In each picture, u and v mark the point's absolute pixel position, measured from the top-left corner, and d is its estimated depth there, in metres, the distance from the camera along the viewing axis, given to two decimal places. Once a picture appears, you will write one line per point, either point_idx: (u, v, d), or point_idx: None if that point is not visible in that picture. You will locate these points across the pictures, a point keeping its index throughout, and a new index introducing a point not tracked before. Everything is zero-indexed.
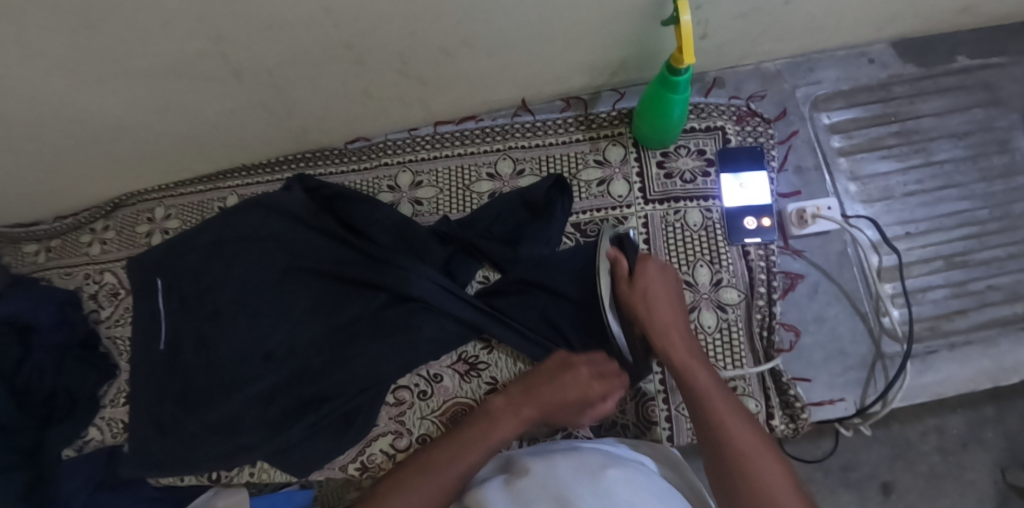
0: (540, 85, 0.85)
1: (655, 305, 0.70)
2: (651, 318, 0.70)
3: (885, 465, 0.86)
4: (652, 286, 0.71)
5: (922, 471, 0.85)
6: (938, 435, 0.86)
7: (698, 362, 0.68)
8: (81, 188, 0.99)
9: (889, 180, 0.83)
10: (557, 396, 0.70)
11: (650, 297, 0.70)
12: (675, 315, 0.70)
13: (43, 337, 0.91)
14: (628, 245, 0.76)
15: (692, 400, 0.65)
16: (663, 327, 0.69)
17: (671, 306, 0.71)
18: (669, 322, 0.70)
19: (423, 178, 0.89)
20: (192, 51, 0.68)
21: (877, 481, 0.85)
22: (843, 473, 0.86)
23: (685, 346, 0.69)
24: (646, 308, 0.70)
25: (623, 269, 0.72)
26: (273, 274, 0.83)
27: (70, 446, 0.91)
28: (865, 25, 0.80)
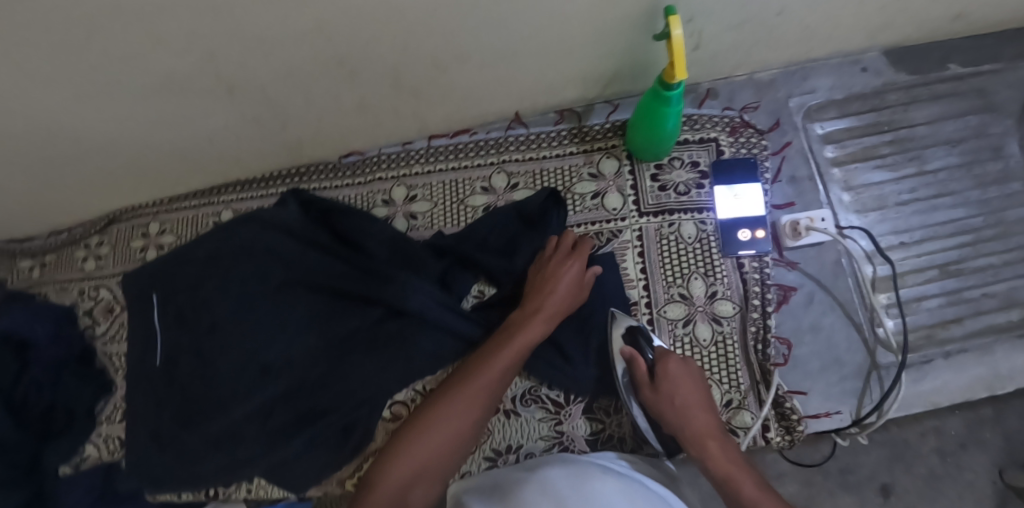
0: (533, 98, 0.85)
1: (686, 411, 0.69)
2: (685, 424, 0.69)
3: (885, 466, 0.85)
4: (678, 390, 0.70)
5: (920, 473, 0.84)
6: (935, 435, 0.85)
7: (740, 467, 0.65)
8: (75, 204, 0.99)
9: (883, 188, 0.83)
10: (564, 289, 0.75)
11: (679, 401, 0.70)
12: (708, 416, 0.69)
13: (38, 354, 0.91)
14: (642, 340, 0.75)
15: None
16: (697, 433, 0.68)
17: (703, 408, 0.70)
18: (699, 421, 0.69)
19: (418, 192, 0.89)
20: (185, 68, 0.68)
21: (876, 483, 0.84)
22: (843, 475, 0.85)
23: (723, 449, 0.67)
24: (675, 414, 0.69)
25: (641, 370, 0.72)
26: (269, 288, 0.83)
27: (67, 463, 0.90)
28: (858, 33, 0.80)
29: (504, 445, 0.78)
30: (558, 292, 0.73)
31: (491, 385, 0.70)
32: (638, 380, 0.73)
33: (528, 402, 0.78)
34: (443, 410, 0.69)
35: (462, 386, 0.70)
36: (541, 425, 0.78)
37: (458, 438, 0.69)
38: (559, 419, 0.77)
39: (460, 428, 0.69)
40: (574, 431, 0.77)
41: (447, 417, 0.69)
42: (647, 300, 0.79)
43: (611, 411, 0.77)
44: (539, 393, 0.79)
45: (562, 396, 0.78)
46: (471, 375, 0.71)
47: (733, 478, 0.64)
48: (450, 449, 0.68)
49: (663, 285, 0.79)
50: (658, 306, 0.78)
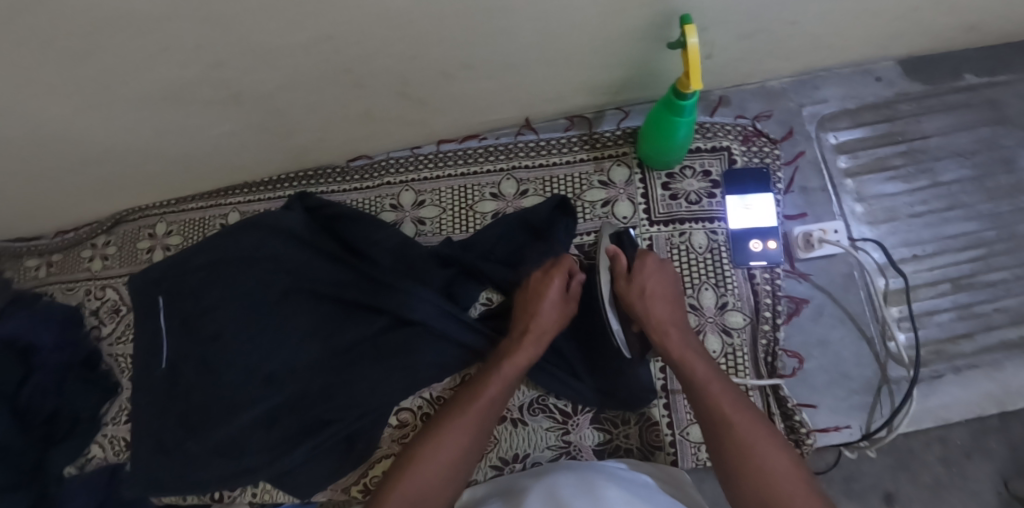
0: (542, 106, 0.84)
1: (654, 304, 0.70)
2: (648, 313, 0.69)
3: None
4: (649, 283, 0.71)
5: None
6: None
7: (701, 361, 0.67)
8: (81, 205, 0.98)
9: (895, 200, 0.82)
10: (557, 305, 0.75)
11: (648, 292, 0.70)
12: (671, 308, 0.70)
13: (41, 358, 0.91)
14: (626, 242, 0.78)
15: (692, 387, 0.65)
16: (659, 321, 0.69)
17: (668, 302, 0.71)
18: (665, 313, 0.70)
19: (425, 198, 0.89)
20: (191, 76, 0.67)
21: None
22: None
23: (682, 338, 0.68)
24: (643, 304, 0.70)
25: (622, 265, 0.73)
26: (273, 295, 0.82)
27: (72, 464, 0.91)
28: (873, 43, 0.78)
29: (511, 454, 0.77)
30: (546, 306, 0.74)
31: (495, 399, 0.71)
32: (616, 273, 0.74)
33: (535, 411, 0.78)
34: (445, 433, 0.68)
35: (466, 405, 0.70)
36: (548, 434, 0.77)
37: (462, 461, 0.68)
38: (566, 428, 0.77)
39: (463, 450, 0.68)
40: (581, 442, 0.77)
41: (450, 439, 0.68)
42: None
43: (618, 422, 0.77)
44: (547, 402, 0.78)
45: (569, 407, 0.78)
46: (473, 396, 0.70)
47: (688, 361, 0.66)
48: (467, 457, 0.68)
49: None
50: None
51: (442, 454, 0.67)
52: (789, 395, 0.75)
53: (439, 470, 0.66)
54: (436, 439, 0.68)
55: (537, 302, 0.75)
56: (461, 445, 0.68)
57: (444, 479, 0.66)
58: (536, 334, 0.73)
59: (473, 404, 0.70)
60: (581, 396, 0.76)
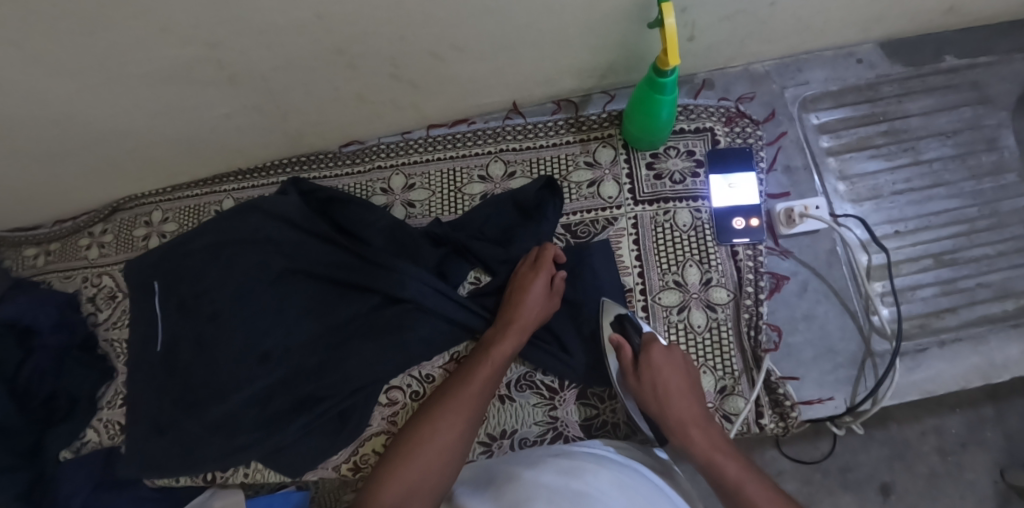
0: (530, 89, 0.86)
1: (667, 399, 0.69)
2: (667, 413, 0.68)
3: (885, 465, 0.90)
4: (662, 378, 0.69)
5: (921, 472, 0.89)
6: (936, 435, 0.90)
7: (725, 454, 0.65)
8: (80, 192, 1.00)
9: (878, 178, 0.83)
10: (538, 299, 0.75)
11: (660, 390, 0.69)
12: (691, 419, 0.68)
13: (41, 341, 0.94)
14: (629, 325, 0.75)
15: (723, 490, 0.63)
16: (679, 421, 0.68)
17: (686, 395, 0.69)
18: (679, 411, 0.68)
19: (415, 181, 0.90)
20: (187, 57, 0.69)
21: (875, 482, 0.89)
22: (842, 474, 0.90)
23: (705, 435, 0.66)
24: (657, 402, 0.69)
25: (628, 357, 0.72)
26: (268, 275, 0.85)
27: (68, 448, 0.92)
28: (852, 25, 0.80)
29: (498, 430, 0.78)
30: (529, 302, 0.75)
31: (478, 393, 0.71)
32: (625, 368, 0.73)
33: (522, 387, 0.79)
34: (434, 423, 0.69)
35: (449, 400, 0.71)
36: (535, 410, 0.78)
37: (453, 451, 0.68)
38: (553, 404, 0.78)
39: (454, 442, 0.68)
40: (568, 417, 0.77)
41: (439, 429, 0.69)
42: (642, 287, 0.79)
43: (605, 397, 0.78)
44: (534, 379, 0.79)
45: (556, 382, 0.78)
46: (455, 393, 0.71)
47: (716, 463, 0.64)
48: (452, 455, 0.68)
49: (658, 272, 0.80)
50: (653, 293, 0.79)
51: (433, 444, 0.68)
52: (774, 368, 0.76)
53: (433, 460, 0.67)
54: (426, 432, 0.69)
55: (518, 296, 0.76)
56: (450, 436, 0.69)
57: (437, 467, 0.67)
58: (518, 327, 0.74)
59: (456, 401, 0.71)
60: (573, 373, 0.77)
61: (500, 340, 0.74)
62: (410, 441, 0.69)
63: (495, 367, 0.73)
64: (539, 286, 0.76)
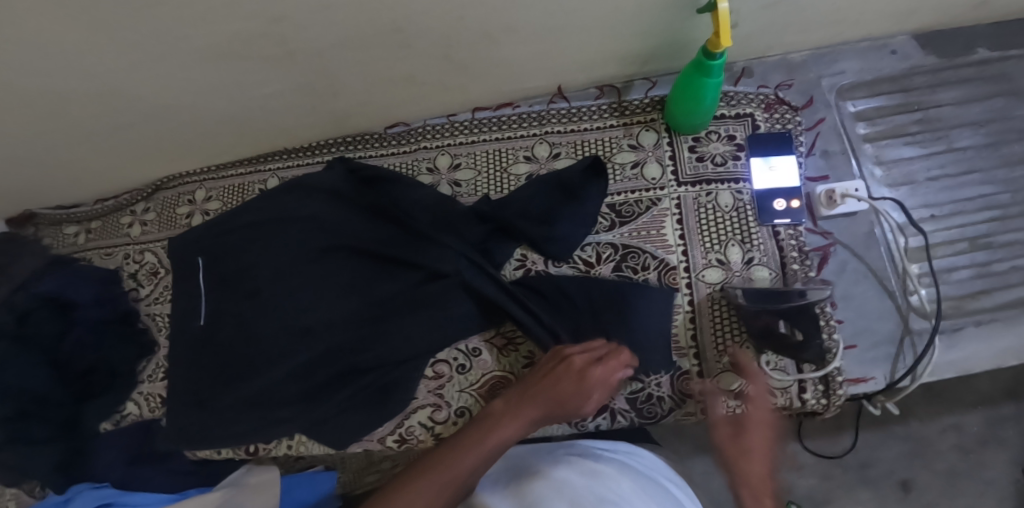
0: (575, 72, 0.88)
1: (742, 431, 0.71)
2: (732, 440, 0.71)
3: (905, 463, 1.00)
4: (753, 411, 0.73)
5: (942, 469, 0.99)
6: (955, 432, 1.00)
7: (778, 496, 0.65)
8: (125, 170, 1.02)
9: (912, 164, 0.85)
10: (559, 391, 0.70)
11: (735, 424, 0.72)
12: (751, 440, 0.71)
13: (80, 313, 0.94)
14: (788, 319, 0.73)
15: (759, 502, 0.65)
16: (740, 452, 0.70)
17: (757, 428, 0.72)
18: (744, 443, 0.70)
19: (461, 161, 0.91)
20: (252, 31, 0.71)
21: (896, 479, 1.00)
22: (862, 470, 1.01)
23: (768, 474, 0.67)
24: (729, 431, 0.72)
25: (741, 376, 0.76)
26: (310, 253, 0.87)
27: (108, 420, 0.96)
28: (889, 16, 0.83)
29: None
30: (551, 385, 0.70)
31: (473, 468, 0.64)
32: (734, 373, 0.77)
33: None
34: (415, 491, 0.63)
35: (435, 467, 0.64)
36: None
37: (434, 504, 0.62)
38: None
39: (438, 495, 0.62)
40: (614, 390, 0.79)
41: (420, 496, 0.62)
42: (685, 265, 0.82)
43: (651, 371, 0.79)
44: None
45: None
46: (444, 460, 0.65)
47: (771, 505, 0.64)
48: None
49: (701, 250, 0.82)
50: (696, 271, 0.81)
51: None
52: (837, 340, 0.76)
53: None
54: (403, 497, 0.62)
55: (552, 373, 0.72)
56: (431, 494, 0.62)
57: None
58: (545, 402, 0.70)
59: (447, 472, 0.63)
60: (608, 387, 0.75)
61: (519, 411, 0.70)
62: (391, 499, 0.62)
63: (509, 434, 0.68)
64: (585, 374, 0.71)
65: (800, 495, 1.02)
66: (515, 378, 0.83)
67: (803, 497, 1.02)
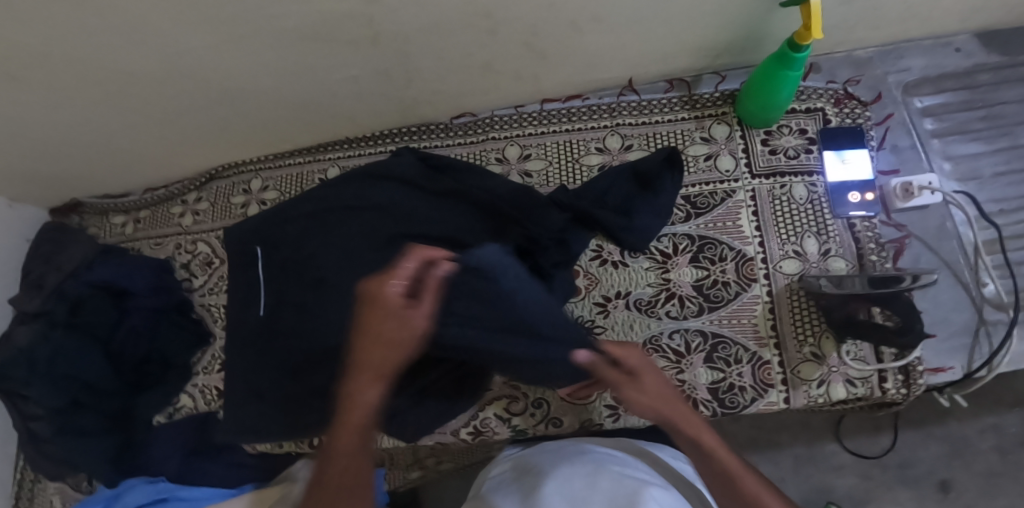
0: (648, 65, 0.88)
1: (656, 406, 0.60)
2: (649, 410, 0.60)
3: (943, 463, 1.02)
4: (653, 383, 0.61)
5: (980, 469, 1.01)
6: (995, 433, 1.01)
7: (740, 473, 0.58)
8: (180, 158, 1.00)
9: (979, 160, 0.87)
10: (395, 336, 0.52)
11: (662, 398, 0.61)
12: (677, 407, 0.61)
13: (136, 302, 0.93)
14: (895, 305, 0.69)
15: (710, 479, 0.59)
16: (677, 428, 0.60)
17: (667, 399, 0.61)
18: (671, 415, 0.60)
19: (531, 151, 0.91)
20: (343, 12, 0.71)
21: (935, 478, 1.01)
22: (901, 469, 1.03)
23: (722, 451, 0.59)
24: (656, 408, 0.60)
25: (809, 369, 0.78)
26: (379, 241, 0.82)
27: (162, 413, 0.92)
28: (958, 14, 0.85)
29: None
30: (391, 328, 0.52)
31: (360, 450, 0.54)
32: (796, 365, 0.78)
33: (649, 352, 0.80)
34: None
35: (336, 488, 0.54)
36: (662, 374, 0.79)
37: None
38: (679, 368, 0.79)
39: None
40: (695, 380, 0.78)
41: None
42: (762, 256, 0.82)
43: (731, 361, 0.79)
44: (660, 343, 0.80)
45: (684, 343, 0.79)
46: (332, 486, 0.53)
47: (736, 483, 0.57)
48: None
49: (778, 242, 0.82)
50: (774, 262, 0.82)
51: None
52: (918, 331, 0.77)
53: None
54: None
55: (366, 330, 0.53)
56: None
57: None
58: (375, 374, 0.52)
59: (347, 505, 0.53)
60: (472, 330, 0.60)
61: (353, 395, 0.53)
62: None
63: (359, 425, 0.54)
64: (408, 316, 0.52)
65: (840, 494, 1.02)
66: None
67: (844, 496, 1.03)
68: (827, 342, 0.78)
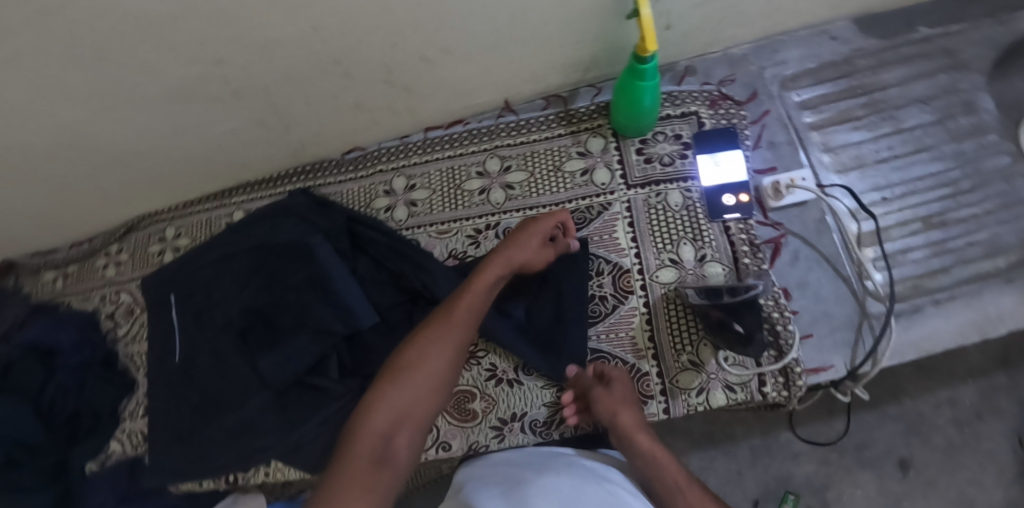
0: (518, 85, 0.89)
1: (614, 405, 0.71)
2: (610, 415, 0.71)
3: (901, 440, 0.95)
4: (620, 387, 0.74)
5: (939, 444, 0.95)
6: (950, 406, 0.95)
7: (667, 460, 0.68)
8: (98, 213, 1.05)
9: (861, 148, 0.86)
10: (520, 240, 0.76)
11: (617, 393, 0.73)
12: (627, 408, 0.72)
13: (63, 359, 0.99)
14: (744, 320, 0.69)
15: (640, 463, 0.68)
16: (625, 427, 0.70)
17: (625, 404, 0.72)
18: (623, 415, 0.71)
19: (416, 182, 0.93)
20: (196, 74, 0.74)
21: (893, 457, 0.95)
22: (859, 451, 0.96)
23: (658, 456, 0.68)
24: (613, 405, 0.71)
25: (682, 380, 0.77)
26: (281, 282, 0.88)
27: (94, 461, 0.95)
28: (823, 3, 0.83)
29: (508, 414, 0.81)
30: (522, 243, 0.76)
31: (456, 332, 0.72)
32: (673, 377, 0.78)
33: (529, 371, 0.82)
34: (416, 356, 0.71)
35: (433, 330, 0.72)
36: (542, 393, 0.81)
37: (442, 385, 0.72)
38: (560, 385, 0.80)
39: (425, 415, 0.71)
40: None
41: (412, 381, 0.70)
42: (639, 267, 0.82)
43: None
44: None
45: None
46: (444, 326, 0.72)
47: (662, 470, 0.67)
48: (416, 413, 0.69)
49: (654, 252, 0.82)
50: (650, 272, 0.82)
51: (400, 399, 0.69)
52: (793, 332, 0.77)
53: (399, 443, 0.68)
54: (407, 369, 0.71)
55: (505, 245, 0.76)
56: (441, 366, 0.71)
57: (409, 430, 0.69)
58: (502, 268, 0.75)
59: (428, 355, 0.71)
60: (296, 351, 0.84)
61: (483, 281, 0.74)
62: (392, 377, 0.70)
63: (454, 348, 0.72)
64: (526, 241, 0.76)
65: (798, 483, 0.96)
66: (479, 391, 0.82)
67: (805, 486, 0.96)
68: (705, 351, 0.78)
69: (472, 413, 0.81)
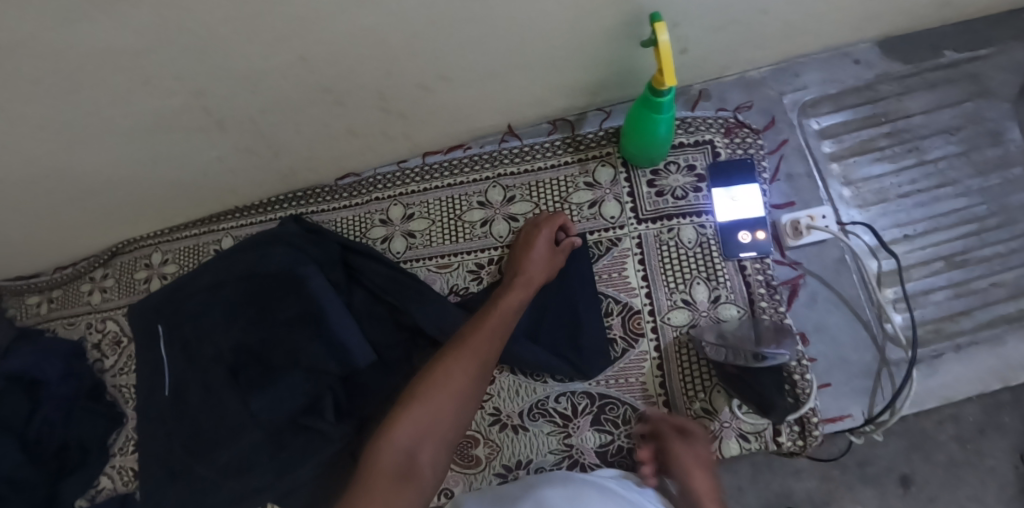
0: (522, 110, 0.83)
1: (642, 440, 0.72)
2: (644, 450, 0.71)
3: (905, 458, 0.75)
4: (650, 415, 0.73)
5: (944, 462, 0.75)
6: None
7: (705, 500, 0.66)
8: (79, 239, 0.99)
9: (883, 181, 0.81)
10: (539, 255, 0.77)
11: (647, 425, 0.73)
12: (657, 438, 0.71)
13: (50, 391, 0.92)
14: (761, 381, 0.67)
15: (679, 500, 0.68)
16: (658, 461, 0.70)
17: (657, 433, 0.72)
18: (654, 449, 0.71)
19: (414, 211, 0.89)
20: (175, 105, 0.68)
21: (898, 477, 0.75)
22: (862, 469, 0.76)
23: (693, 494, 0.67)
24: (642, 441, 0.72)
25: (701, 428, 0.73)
26: (273, 317, 0.82)
27: (84, 496, 0.92)
28: (847, 26, 0.78)
29: (514, 461, 0.77)
30: (538, 256, 0.76)
31: (484, 340, 0.69)
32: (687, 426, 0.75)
33: (535, 416, 0.78)
34: (442, 364, 0.67)
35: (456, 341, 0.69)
36: (549, 439, 0.77)
37: (468, 399, 0.66)
38: (567, 431, 0.77)
39: (450, 432, 0.65)
40: (583, 444, 0.76)
41: (438, 393, 0.65)
42: (650, 308, 0.78)
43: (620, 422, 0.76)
44: (547, 407, 0.78)
45: (570, 407, 0.77)
46: (469, 335, 0.69)
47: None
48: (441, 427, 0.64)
49: (665, 291, 0.79)
50: (662, 313, 0.78)
51: (429, 407, 0.64)
52: (812, 380, 0.73)
53: (423, 459, 0.61)
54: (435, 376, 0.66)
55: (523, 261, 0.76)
56: (468, 376, 0.67)
57: (432, 443, 0.63)
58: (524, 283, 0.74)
59: (455, 364, 0.67)
60: (292, 389, 0.79)
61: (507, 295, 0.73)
62: (418, 384, 0.66)
63: (478, 360, 0.68)
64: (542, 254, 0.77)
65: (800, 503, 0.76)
66: (482, 436, 0.79)
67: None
68: (719, 399, 0.75)
69: (474, 459, 0.78)
